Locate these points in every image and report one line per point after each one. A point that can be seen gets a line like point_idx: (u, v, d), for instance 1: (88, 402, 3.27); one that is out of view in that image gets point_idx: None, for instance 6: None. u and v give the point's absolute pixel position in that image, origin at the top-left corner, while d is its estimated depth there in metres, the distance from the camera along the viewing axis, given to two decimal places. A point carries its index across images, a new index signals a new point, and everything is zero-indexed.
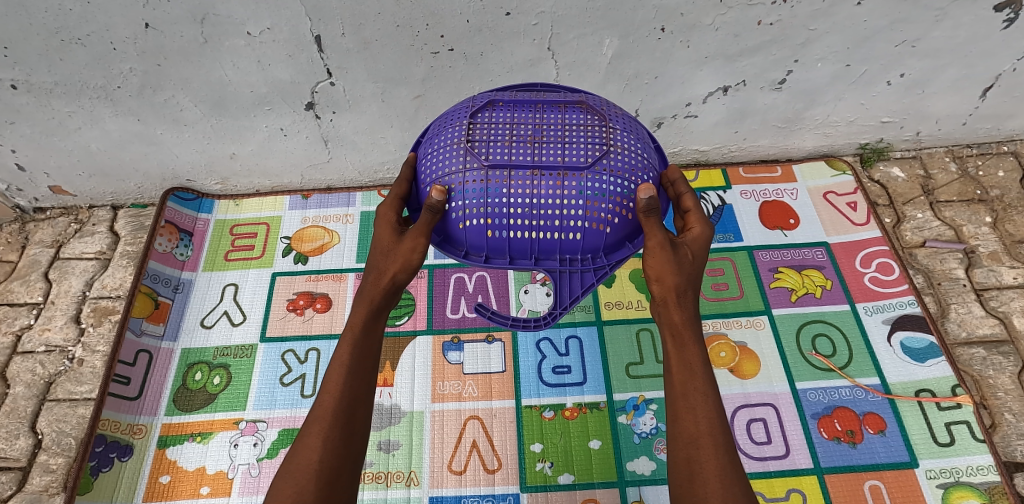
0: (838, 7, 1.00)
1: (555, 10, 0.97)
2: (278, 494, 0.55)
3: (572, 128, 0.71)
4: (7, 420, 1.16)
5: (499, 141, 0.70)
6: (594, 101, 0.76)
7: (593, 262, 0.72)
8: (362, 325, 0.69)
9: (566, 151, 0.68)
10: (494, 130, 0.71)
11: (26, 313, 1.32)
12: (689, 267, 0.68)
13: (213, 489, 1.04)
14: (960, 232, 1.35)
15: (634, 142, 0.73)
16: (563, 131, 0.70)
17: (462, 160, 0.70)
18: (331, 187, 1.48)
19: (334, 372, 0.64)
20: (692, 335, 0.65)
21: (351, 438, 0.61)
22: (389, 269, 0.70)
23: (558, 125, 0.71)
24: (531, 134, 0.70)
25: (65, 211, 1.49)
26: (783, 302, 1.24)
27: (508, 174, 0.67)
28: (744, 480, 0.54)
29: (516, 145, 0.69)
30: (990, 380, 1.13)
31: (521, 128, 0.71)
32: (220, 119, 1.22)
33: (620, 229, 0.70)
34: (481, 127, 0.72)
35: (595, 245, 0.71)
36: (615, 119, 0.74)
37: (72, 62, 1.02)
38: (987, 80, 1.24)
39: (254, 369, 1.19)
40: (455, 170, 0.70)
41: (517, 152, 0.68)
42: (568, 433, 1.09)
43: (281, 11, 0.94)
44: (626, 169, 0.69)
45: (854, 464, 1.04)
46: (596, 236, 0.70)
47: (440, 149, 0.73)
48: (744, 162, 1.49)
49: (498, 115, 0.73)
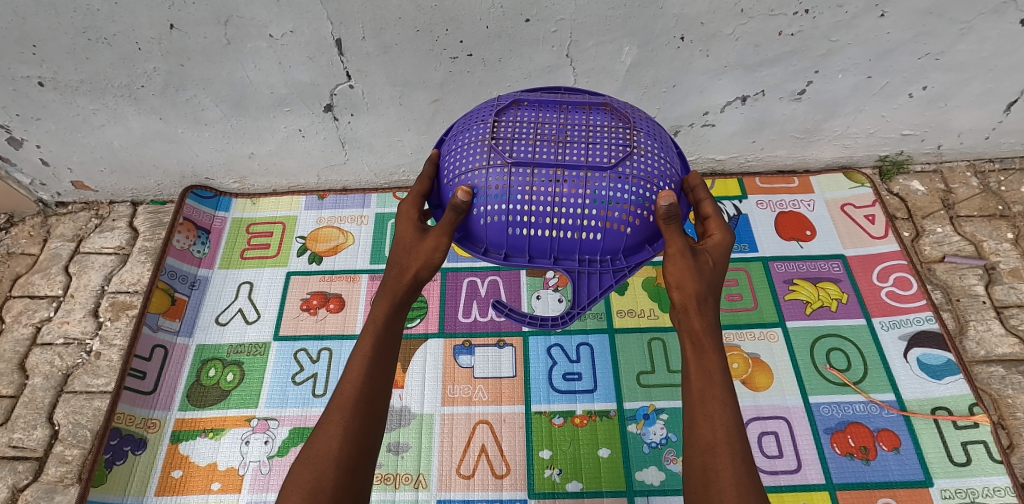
0: (861, 19, 1.00)
1: (574, 17, 0.97)
2: (297, 479, 0.56)
3: (596, 129, 0.71)
4: (25, 411, 1.18)
5: (522, 139, 0.70)
6: (617, 103, 0.76)
7: (612, 263, 0.72)
8: (383, 318, 0.70)
9: (589, 151, 0.69)
10: (518, 128, 0.71)
11: (46, 306, 1.34)
12: (710, 273, 0.68)
13: (223, 485, 1.05)
14: (980, 248, 1.33)
15: (657, 146, 0.72)
16: (586, 131, 0.71)
17: (485, 156, 0.70)
18: (347, 188, 1.49)
19: (355, 363, 0.66)
20: (713, 343, 0.65)
21: (370, 429, 0.62)
22: (411, 266, 0.72)
23: (581, 125, 0.71)
24: (555, 134, 0.70)
25: (86, 206, 1.52)
26: (797, 315, 1.23)
27: (531, 172, 0.68)
28: (760, 489, 0.54)
29: (539, 143, 0.69)
30: (1009, 400, 1.11)
31: (545, 127, 0.71)
32: (240, 118, 1.23)
33: (640, 230, 0.70)
34: (504, 125, 0.72)
35: (615, 247, 0.71)
36: (638, 121, 0.74)
37: (98, 60, 1.04)
38: (1012, 95, 1.22)
39: (267, 368, 1.20)
40: (478, 167, 0.70)
41: (540, 151, 0.69)
42: (578, 441, 1.09)
43: (304, 14, 0.95)
44: (648, 171, 0.69)
45: (866, 481, 1.02)
46: (616, 237, 0.70)
47: (462, 146, 0.74)
48: (760, 172, 1.47)
49: (522, 114, 0.73)
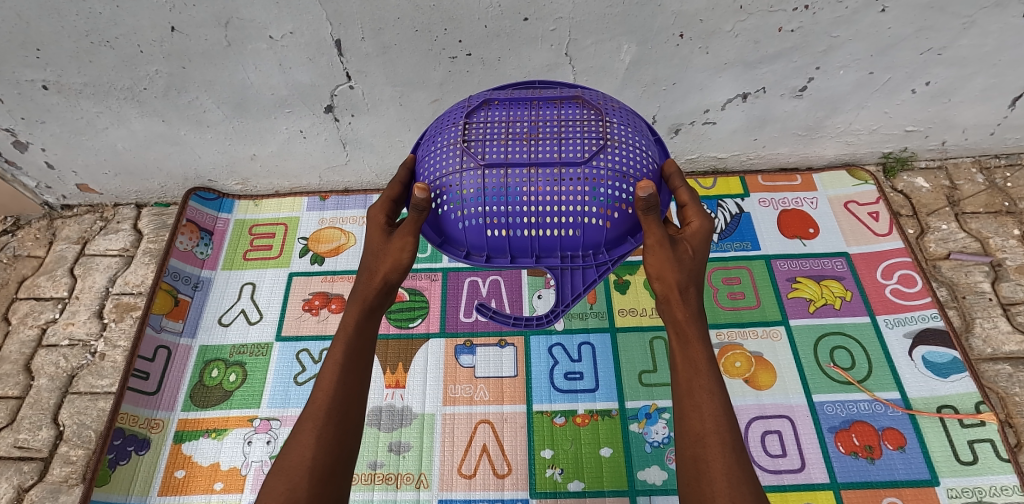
0: (861, 14, 0.99)
1: (572, 16, 0.97)
2: (270, 492, 0.56)
3: (567, 123, 0.70)
4: (31, 411, 1.19)
5: (494, 140, 0.70)
6: (590, 95, 0.76)
7: (594, 258, 0.73)
8: (355, 324, 0.70)
9: (562, 146, 0.68)
10: (489, 129, 0.71)
11: (52, 307, 1.36)
12: (690, 262, 0.67)
13: (226, 485, 1.06)
14: (986, 245, 1.31)
15: (632, 135, 0.72)
16: (558, 127, 0.70)
17: (458, 159, 0.70)
18: (349, 188, 1.49)
19: (327, 372, 0.65)
20: (697, 331, 0.65)
21: (344, 437, 0.62)
22: (381, 269, 0.71)
23: (553, 121, 0.71)
24: (526, 132, 0.70)
25: (91, 209, 1.53)
26: (800, 313, 1.22)
27: (504, 172, 0.68)
28: (752, 477, 0.54)
29: (511, 143, 0.69)
30: (1016, 398, 1.10)
31: (516, 126, 0.71)
32: (242, 120, 1.24)
33: (620, 224, 0.70)
34: (475, 127, 0.72)
35: (596, 241, 0.71)
36: (612, 111, 0.74)
37: (101, 63, 1.05)
38: (1016, 90, 1.21)
39: (269, 368, 1.20)
40: (451, 171, 0.70)
41: (513, 151, 0.68)
42: (580, 440, 1.08)
43: (303, 15, 0.96)
44: (624, 163, 0.69)
45: (871, 480, 1.01)
46: (597, 231, 0.69)
47: (436, 150, 0.74)
48: (763, 170, 1.47)
49: (493, 114, 0.73)
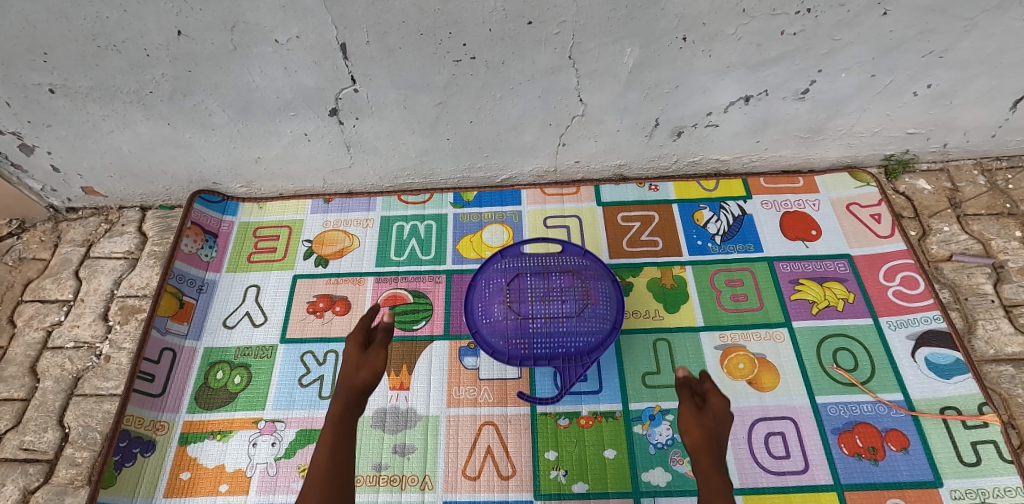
0: (863, 17, 1.00)
1: (576, 19, 0.98)
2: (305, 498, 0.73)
3: (572, 288, 1.06)
4: (36, 413, 1.19)
5: (526, 300, 1.04)
6: (583, 268, 1.11)
7: (586, 359, 1.06)
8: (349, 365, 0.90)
9: (570, 300, 1.04)
10: (523, 291, 1.05)
11: (57, 309, 1.36)
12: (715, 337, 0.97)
13: (231, 487, 1.06)
14: (988, 246, 1.32)
15: (610, 291, 1.08)
16: (567, 288, 1.06)
17: (503, 312, 1.05)
18: (352, 191, 1.50)
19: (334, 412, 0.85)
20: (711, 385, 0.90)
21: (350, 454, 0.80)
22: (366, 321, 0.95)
23: (564, 287, 1.06)
24: (548, 294, 1.05)
25: (96, 211, 1.54)
26: (802, 315, 1.23)
27: (533, 315, 1.04)
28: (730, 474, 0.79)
29: (538, 301, 1.04)
30: (1019, 399, 1.10)
31: (541, 292, 1.05)
32: (247, 123, 1.24)
33: (604, 334, 1.05)
34: (513, 288, 1.06)
35: (590, 344, 1.05)
36: (597, 282, 1.09)
37: (107, 67, 1.06)
38: (1018, 92, 1.21)
39: (274, 370, 1.21)
40: (498, 315, 1.05)
41: (538, 307, 1.04)
42: (583, 442, 1.09)
43: (308, 19, 0.96)
44: (605, 304, 1.06)
45: (875, 481, 1.01)
46: (590, 339, 1.04)
47: (487, 300, 1.08)
48: (765, 172, 1.47)
49: (523, 282, 1.06)
